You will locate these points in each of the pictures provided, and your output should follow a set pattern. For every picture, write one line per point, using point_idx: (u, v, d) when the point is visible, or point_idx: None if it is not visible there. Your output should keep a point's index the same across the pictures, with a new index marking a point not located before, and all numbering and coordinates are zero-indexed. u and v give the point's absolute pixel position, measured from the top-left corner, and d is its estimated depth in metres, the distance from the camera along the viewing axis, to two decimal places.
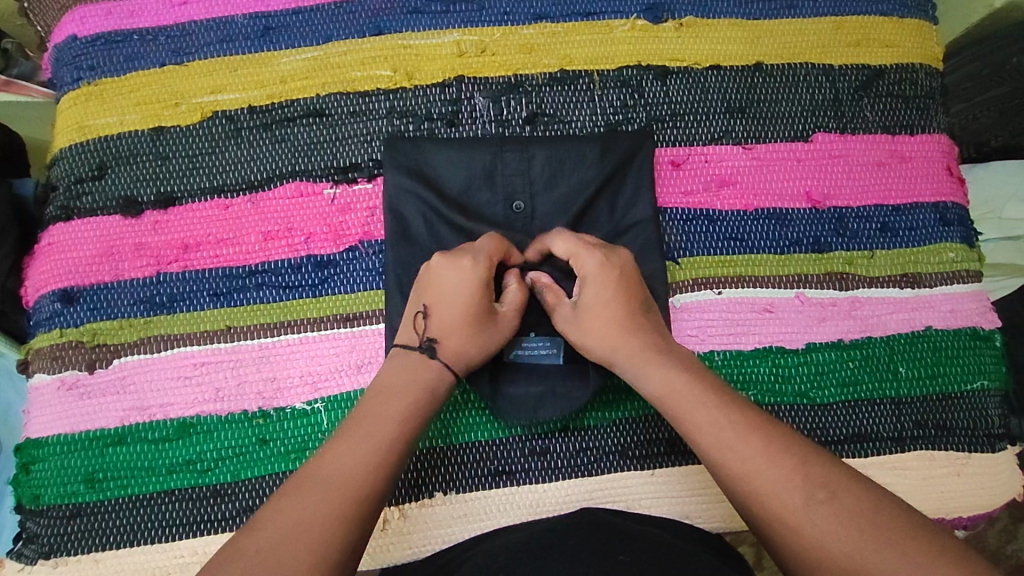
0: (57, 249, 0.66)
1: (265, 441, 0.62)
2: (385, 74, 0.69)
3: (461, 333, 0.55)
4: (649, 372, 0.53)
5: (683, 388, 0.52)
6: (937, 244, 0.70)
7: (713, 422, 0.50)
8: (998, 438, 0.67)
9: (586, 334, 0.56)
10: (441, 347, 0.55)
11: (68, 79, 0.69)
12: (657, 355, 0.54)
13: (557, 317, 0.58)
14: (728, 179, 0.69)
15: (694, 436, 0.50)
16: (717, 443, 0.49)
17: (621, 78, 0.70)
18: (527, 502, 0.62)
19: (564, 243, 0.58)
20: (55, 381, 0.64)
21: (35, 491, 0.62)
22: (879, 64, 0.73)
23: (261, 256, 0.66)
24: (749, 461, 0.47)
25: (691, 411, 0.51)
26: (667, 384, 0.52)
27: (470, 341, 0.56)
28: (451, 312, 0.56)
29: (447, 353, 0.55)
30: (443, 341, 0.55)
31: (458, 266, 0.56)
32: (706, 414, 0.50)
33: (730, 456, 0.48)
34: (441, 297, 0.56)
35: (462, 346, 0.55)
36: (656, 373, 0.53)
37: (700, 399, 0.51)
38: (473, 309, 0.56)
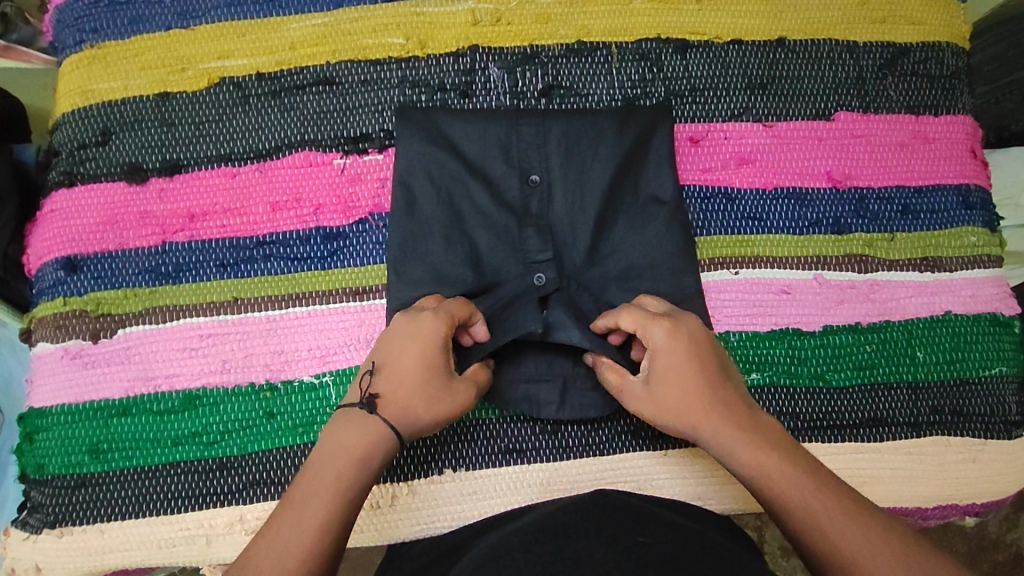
0: (60, 216, 0.64)
1: (272, 414, 0.61)
2: (398, 41, 0.67)
3: (406, 392, 0.52)
4: (732, 453, 0.51)
5: (766, 467, 0.49)
6: (959, 228, 0.68)
7: (801, 506, 0.47)
8: (1015, 424, 0.66)
9: (659, 411, 0.54)
10: (381, 405, 0.52)
11: (70, 41, 0.67)
12: (738, 430, 0.51)
13: (627, 396, 0.56)
14: (748, 157, 0.67)
15: (785, 526, 0.48)
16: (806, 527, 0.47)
17: (640, 51, 0.68)
18: (538, 481, 0.61)
19: (629, 314, 0.55)
20: (58, 350, 0.62)
21: (39, 461, 0.61)
22: (905, 42, 0.71)
23: (269, 227, 0.64)
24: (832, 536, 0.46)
25: (777, 498, 0.48)
26: (748, 463, 0.50)
27: (414, 401, 0.52)
28: (400, 370, 0.53)
29: (387, 412, 0.52)
30: (385, 399, 0.52)
31: (415, 323, 0.54)
32: (796, 502, 0.48)
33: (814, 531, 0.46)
34: (391, 355, 0.54)
35: (404, 408, 0.52)
36: (737, 453, 0.51)
37: (779, 476, 0.49)
38: (422, 372, 0.52)
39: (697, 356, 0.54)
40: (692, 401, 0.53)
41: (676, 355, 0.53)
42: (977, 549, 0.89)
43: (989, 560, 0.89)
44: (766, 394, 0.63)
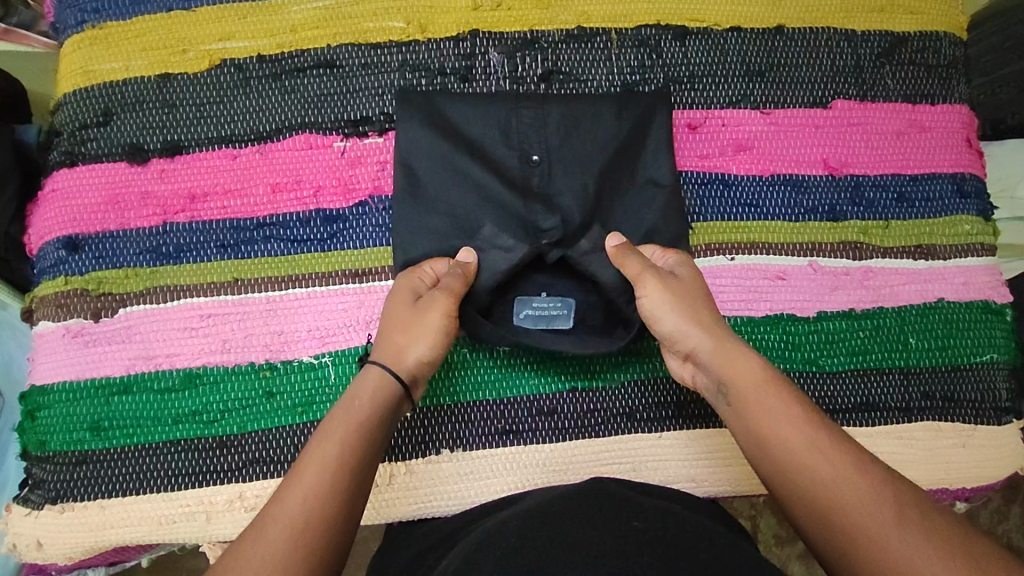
0: (62, 195, 0.65)
1: (272, 394, 0.62)
2: (399, 25, 0.67)
3: (396, 329, 0.56)
4: (741, 364, 0.52)
5: (771, 385, 0.51)
6: (953, 216, 0.69)
7: (792, 421, 0.49)
8: (1005, 411, 0.67)
9: (676, 304, 0.55)
10: (376, 349, 0.56)
11: (71, 22, 0.67)
12: (745, 348, 0.55)
13: (641, 282, 0.57)
14: (745, 144, 0.68)
15: (787, 422, 0.49)
16: (795, 441, 0.48)
17: (639, 37, 0.69)
18: (534, 461, 0.62)
19: (656, 246, 0.61)
20: (60, 329, 0.63)
21: (41, 438, 0.62)
22: (903, 31, 0.71)
23: (270, 208, 0.65)
24: (813, 457, 0.47)
25: (784, 396, 0.51)
26: (753, 378, 0.51)
27: (403, 333, 0.56)
28: (387, 319, 0.57)
29: (381, 351, 0.55)
30: (380, 346, 0.56)
31: (394, 287, 0.60)
32: (799, 404, 0.50)
33: (796, 443, 0.48)
34: (384, 319, 0.59)
35: (394, 341, 0.55)
36: (745, 366, 0.52)
37: (783, 395, 0.50)
38: (405, 309, 0.57)
39: (711, 296, 0.59)
40: (709, 321, 0.55)
41: (698, 288, 0.57)
42: None
43: None
44: None
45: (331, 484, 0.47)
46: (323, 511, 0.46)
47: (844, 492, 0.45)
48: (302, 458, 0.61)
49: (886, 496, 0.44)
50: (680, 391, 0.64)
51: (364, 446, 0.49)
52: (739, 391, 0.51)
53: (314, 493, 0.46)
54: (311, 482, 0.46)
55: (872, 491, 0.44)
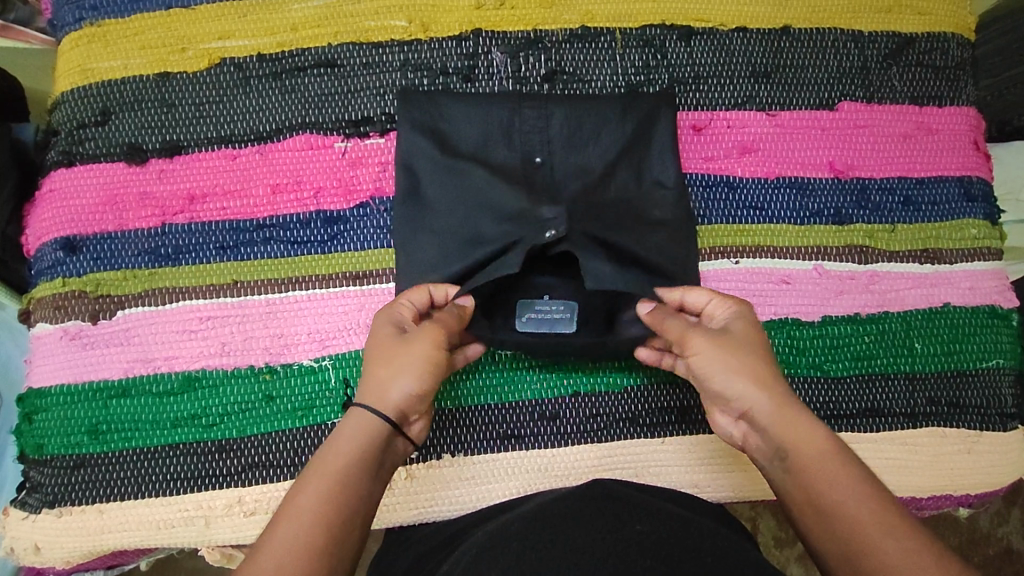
0: (59, 196, 0.64)
1: (272, 398, 0.61)
2: (401, 24, 0.66)
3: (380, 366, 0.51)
4: (796, 425, 0.48)
5: (832, 452, 0.47)
6: (960, 220, 0.68)
7: (851, 491, 0.45)
8: (1010, 417, 0.66)
9: (730, 358, 0.51)
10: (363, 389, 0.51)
11: (68, 19, 0.66)
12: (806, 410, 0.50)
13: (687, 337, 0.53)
14: (750, 146, 0.67)
15: (850, 496, 0.45)
16: (843, 504, 0.44)
17: (644, 37, 0.68)
18: (536, 467, 0.62)
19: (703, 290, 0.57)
20: (57, 331, 0.62)
21: (38, 441, 0.61)
22: (910, 32, 0.70)
23: (269, 210, 0.64)
24: (867, 525, 0.43)
25: (846, 467, 0.46)
26: (813, 439, 0.48)
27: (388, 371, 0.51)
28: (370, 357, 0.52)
29: (366, 391, 0.51)
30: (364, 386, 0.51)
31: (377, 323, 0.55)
32: (861, 477, 0.46)
33: (853, 510, 0.44)
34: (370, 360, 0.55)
35: (377, 379, 0.51)
36: (804, 428, 0.48)
37: (843, 461, 0.47)
38: (387, 345, 0.52)
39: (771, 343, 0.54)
40: (769, 375, 0.51)
41: (758, 343, 0.52)
42: (968, 542, 0.90)
43: (980, 553, 0.90)
44: None
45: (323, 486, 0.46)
46: (315, 512, 0.44)
47: (885, 553, 0.42)
48: (302, 462, 0.61)
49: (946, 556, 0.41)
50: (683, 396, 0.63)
51: (351, 463, 0.47)
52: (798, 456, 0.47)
53: (302, 537, 0.43)
54: (302, 524, 0.44)
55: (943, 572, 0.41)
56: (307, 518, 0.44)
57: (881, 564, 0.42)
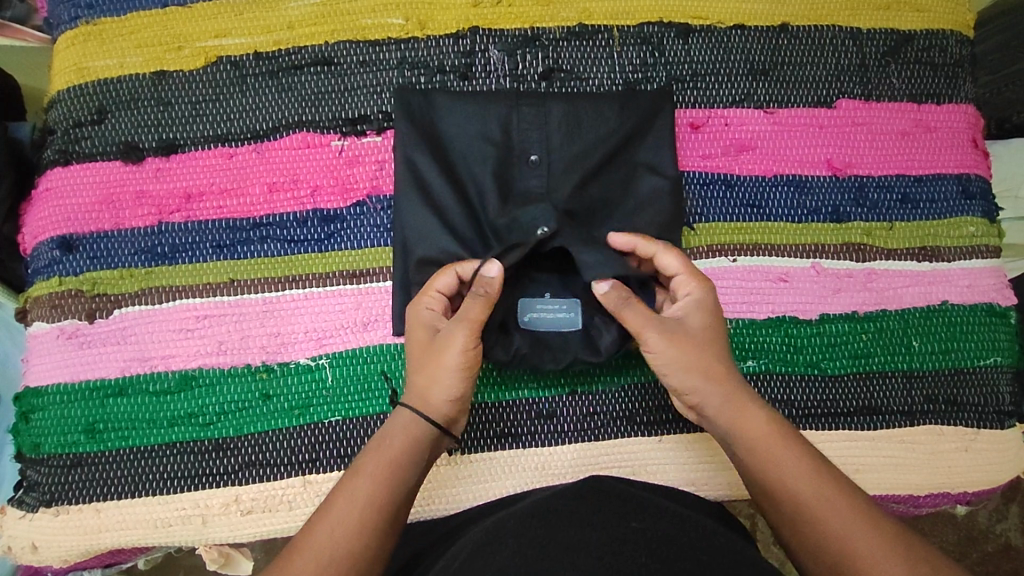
0: (56, 195, 0.64)
1: (269, 396, 0.61)
2: (397, 22, 0.66)
3: (424, 378, 0.53)
4: (746, 415, 0.52)
5: (777, 433, 0.51)
6: (958, 218, 0.68)
7: (797, 467, 0.49)
8: (1008, 415, 0.66)
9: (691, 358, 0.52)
10: (410, 397, 0.53)
11: (64, 18, 0.66)
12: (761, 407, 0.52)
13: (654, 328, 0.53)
14: (747, 144, 0.67)
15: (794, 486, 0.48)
16: (793, 481, 0.49)
17: (641, 35, 0.68)
18: (532, 465, 0.62)
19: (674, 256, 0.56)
20: (54, 329, 0.62)
21: (35, 440, 0.61)
22: (909, 29, 0.70)
23: (266, 209, 0.64)
24: (815, 497, 0.48)
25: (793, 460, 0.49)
26: (757, 427, 0.51)
27: (430, 382, 0.53)
28: (412, 359, 0.54)
29: (413, 401, 0.53)
30: (410, 393, 0.53)
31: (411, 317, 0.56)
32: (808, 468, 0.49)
33: (802, 487, 0.48)
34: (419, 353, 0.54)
35: (422, 390, 0.53)
36: (749, 417, 0.52)
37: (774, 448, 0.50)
38: (426, 353, 0.53)
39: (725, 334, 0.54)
40: (714, 371, 0.53)
41: (705, 332, 0.54)
42: (966, 539, 0.90)
43: (978, 550, 0.90)
44: (762, 381, 0.63)
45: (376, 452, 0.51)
46: (369, 476, 0.49)
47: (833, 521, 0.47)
48: (299, 461, 0.60)
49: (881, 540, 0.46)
50: None
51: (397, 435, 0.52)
52: (742, 438, 0.51)
53: (359, 494, 0.48)
54: (360, 490, 0.49)
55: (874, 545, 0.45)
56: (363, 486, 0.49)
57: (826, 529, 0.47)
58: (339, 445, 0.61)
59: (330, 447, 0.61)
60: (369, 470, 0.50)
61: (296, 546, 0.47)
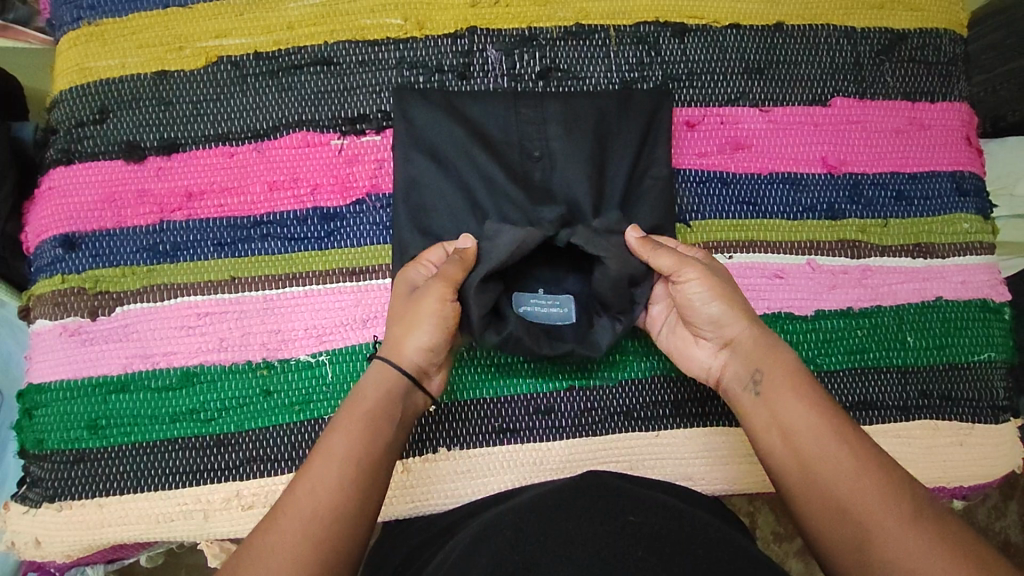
0: (58, 194, 0.65)
1: (270, 392, 0.62)
2: (396, 22, 0.67)
3: (401, 328, 0.54)
4: (776, 359, 0.52)
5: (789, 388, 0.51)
6: (953, 214, 0.69)
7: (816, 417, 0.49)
8: (1002, 410, 0.67)
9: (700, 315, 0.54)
10: (387, 347, 0.54)
11: (66, 19, 0.67)
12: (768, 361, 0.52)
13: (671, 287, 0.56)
14: (743, 142, 0.68)
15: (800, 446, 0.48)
16: (810, 428, 0.48)
17: (637, 34, 0.68)
18: (530, 460, 0.62)
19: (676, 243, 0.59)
20: (57, 327, 0.63)
21: (38, 436, 0.62)
22: (903, 28, 0.71)
23: (267, 207, 0.64)
24: (833, 446, 0.47)
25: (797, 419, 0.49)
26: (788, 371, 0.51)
27: (408, 332, 0.54)
28: (394, 314, 0.56)
29: (388, 351, 0.54)
30: (387, 343, 0.55)
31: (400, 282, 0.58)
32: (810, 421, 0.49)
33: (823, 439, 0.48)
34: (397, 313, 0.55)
35: (397, 337, 0.54)
36: (782, 361, 0.52)
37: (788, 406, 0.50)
38: (406, 306, 0.55)
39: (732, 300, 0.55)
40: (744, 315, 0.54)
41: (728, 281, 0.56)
42: None
43: None
44: None
45: (352, 416, 0.50)
46: (347, 439, 0.49)
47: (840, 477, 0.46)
48: (300, 456, 0.61)
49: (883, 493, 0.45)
50: (677, 390, 0.64)
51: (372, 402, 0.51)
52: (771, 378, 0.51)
53: (337, 457, 0.48)
54: (336, 452, 0.48)
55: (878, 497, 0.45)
56: (340, 448, 0.48)
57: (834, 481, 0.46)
58: None
59: None
60: (339, 435, 0.49)
61: (277, 511, 0.47)
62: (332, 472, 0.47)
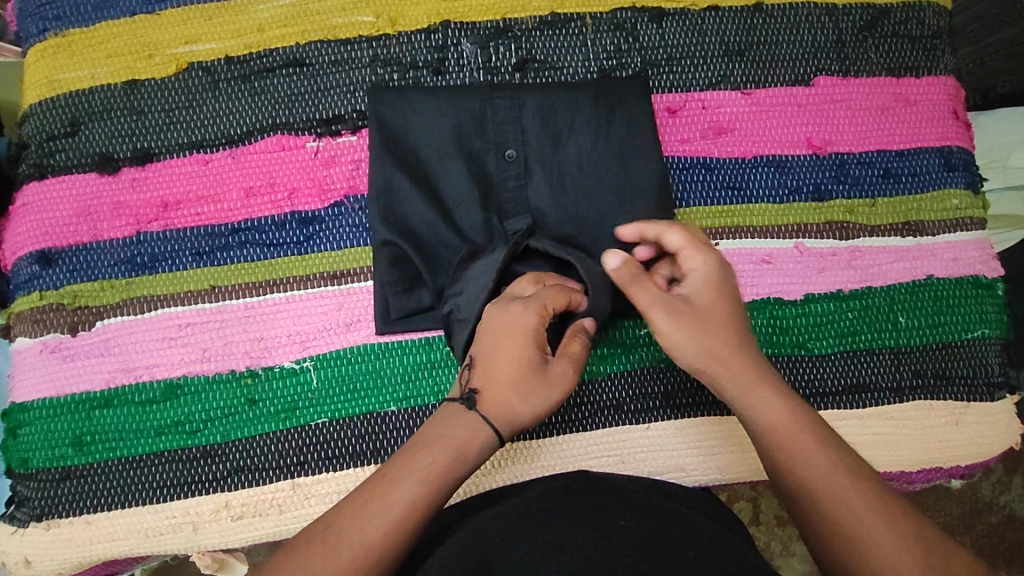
0: (32, 210, 0.64)
1: (255, 401, 0.61)
2: (367, 20, 0.66)
3: (503, 386, 0.51)
4: (756, 399, 0.50)
5: (791, 418, 0.49)
6: (942, 190, 0.68)
7: (816, 452, 0.48)
8: (998, 386, 0.66)
9: (683, 341, 0.51)
10: (482, 399, 0.51)
11: (33, 30, 0.66)
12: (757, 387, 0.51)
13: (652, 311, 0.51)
14: (726, 126, 0.67)
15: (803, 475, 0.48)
16: (814, 457, 0.48)
17: (614, 21, 0.67)
18: (522, 458, 0.61)
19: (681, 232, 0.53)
20: (37, 344, 0.62)
21: (24, 455, 0.61)
22: (885, 3, 0.69)
23: (244, 213, 0.64)
24: (830, 478, 0.47)
25: (803, 450, 0.48)
26: (775, 411, 0.50)
27: (512, 395, 0.51)
28: (495, 357, 0.52)
29: (487, 405, 0.51)
30: (487, 392, 0.51)
31: (507, 310, 0.53)
32: (816, 452, 0.48)
33: (824, 480, 0.47)
34: (498, 361, 0.52)
35: (506, 399, 0.51)
36: (762, 404, 0.50)
37: (794, 426, 0.49)
38: (525, 366, 0.51)
39: (721, 310, 0.52)
40: (723, 344, 0.51)
41: (716, 303, 0.52)
42: (969, 513, 0.90)
43: (982, 523, 0.90)
44: None
45: (456, 447, 0.49)
46: (443, 463, 0.49)
47: (852, 514, 0.46)
48: (289, 463, 0.60)
49: (876, 507, 0.47)
50: (667, 381, 0.63)
51: (467, 436, 0.50)
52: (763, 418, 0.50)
53: (434, 464, 0.49)
54: (423, 466, 0.48)
55: (866, 512, 0.46)
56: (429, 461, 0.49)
57: (844, 521, 0.46)
58: (326, 446, 0.61)
59: (319, 449, 0.61)
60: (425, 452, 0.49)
61: (369, 495, 0.48)
62: (421, 480, 0.48)
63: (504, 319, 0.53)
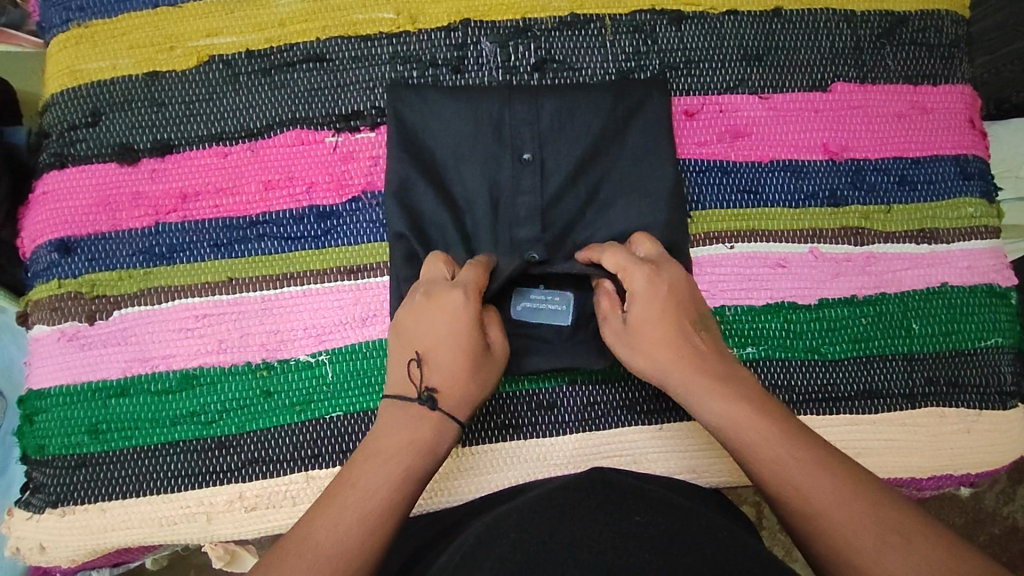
0: (52, 198, 0.64)
1: (270, 393, 0.62)
2: (388, 16, 0.66)
3: (461, 379, 0.53)
4: (705, 403, 0.52)
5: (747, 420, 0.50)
6: (957, 198, 0.68)
7: (775, 456, 0.48)
8: (1010, 395, 0.66)
9: (638, 351, 0.54)
10: (442, 394, 0.52)
11: (56, 21, 0.66)
12: (710, 393, 0.52)
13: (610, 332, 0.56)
14: (743, 130, 0.67)
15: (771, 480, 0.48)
16: (776, 460, 0.48)
17: (634, 23, 0.67)
18: (535, 456, 0.62)
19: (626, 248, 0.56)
20: (55, 332, 0.63)
21: (40, 441, 0.62)
22: (904, 11, 0.70)
23: (262, 206, 0.64)
24: (799, 482, 0.47)
25: (765, 457, 0.49)
26: (727, 415, 0.51)
27: (469, 384, 0.53)
28: (443, 353, 0.53)
29: (448, 399, 0.53)
30: (445, 387, 0.53)
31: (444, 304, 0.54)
32: (782, 455, 0.48)
33: (791, 482, 0.47)
34: (449, 356, 0.53)
35: (464, 388, 0.53)
36: (712, 408, 0.52)
37: (753, 429, 0.50)
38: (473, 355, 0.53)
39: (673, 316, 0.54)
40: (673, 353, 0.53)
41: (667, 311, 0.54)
42: (972, 522, 0.90)
43: (985, 532, 0.90)
44: (761, 367, 0.63)
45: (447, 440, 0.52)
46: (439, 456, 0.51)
47: (830, 518, 0.45)
48: (302, 456, 0.61)
49: (856, 505, 0.45)
50: None
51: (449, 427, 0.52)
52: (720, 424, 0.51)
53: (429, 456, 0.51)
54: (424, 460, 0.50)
55: (840, 513, 0.45)
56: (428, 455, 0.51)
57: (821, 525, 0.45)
58: (339, 439, 0.61)
59: (331, 442, 0.61)
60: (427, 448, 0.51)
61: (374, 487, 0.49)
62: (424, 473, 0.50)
63: (449, 311, 0.54)
